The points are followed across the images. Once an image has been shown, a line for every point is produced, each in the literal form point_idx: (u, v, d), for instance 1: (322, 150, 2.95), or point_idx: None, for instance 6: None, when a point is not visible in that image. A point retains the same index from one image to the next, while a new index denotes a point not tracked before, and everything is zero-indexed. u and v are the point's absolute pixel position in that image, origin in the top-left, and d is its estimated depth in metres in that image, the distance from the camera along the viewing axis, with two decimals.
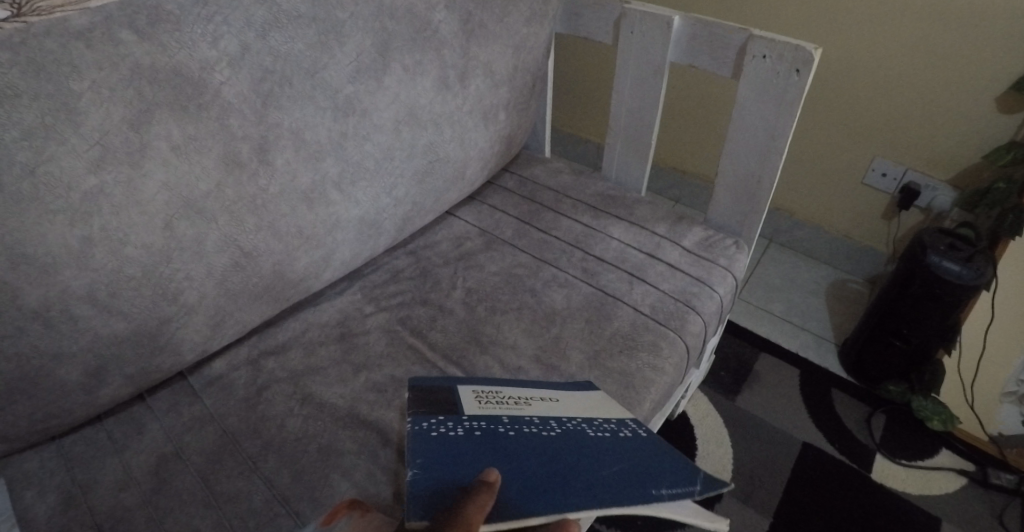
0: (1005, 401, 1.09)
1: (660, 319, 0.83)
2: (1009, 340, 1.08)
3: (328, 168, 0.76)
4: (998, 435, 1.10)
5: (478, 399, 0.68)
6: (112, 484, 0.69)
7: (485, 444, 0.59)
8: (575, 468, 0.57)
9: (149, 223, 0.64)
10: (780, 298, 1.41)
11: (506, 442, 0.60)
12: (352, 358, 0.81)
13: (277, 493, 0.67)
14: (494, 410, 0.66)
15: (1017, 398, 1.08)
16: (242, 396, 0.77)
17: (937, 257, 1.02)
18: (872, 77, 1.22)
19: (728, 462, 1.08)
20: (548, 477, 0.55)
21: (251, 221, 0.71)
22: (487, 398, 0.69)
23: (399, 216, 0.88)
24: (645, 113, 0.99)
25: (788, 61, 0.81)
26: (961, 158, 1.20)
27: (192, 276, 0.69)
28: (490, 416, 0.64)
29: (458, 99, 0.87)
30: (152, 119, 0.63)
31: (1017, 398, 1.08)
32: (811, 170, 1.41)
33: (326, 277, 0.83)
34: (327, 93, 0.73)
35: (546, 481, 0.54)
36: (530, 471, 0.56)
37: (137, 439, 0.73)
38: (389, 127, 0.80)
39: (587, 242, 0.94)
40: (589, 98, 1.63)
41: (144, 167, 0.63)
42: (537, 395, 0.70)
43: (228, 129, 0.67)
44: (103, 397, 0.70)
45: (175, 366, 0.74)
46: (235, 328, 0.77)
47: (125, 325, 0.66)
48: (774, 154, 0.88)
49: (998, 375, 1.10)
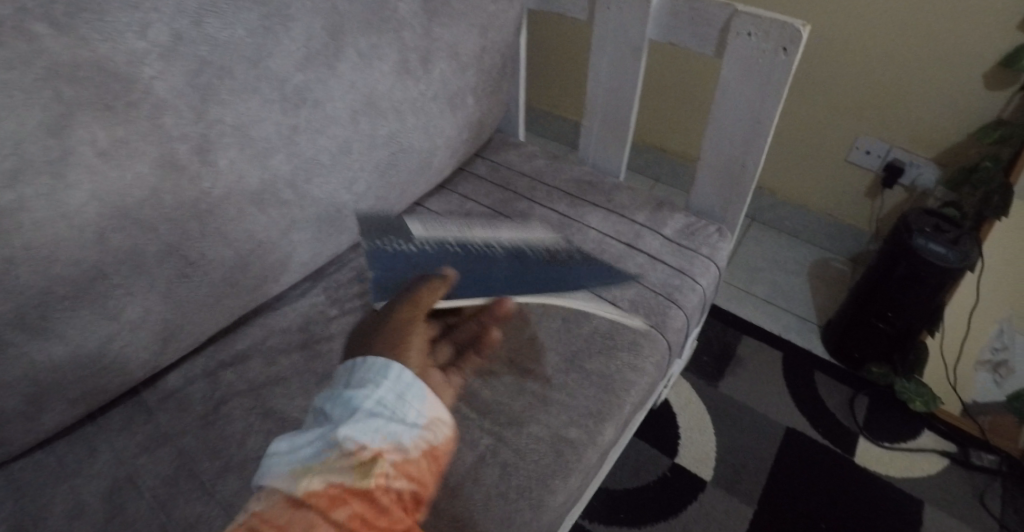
0: (980, 369, 1.14)
1: (639, 315, 0.80)
2: (991, 308, 1.15)
3: (279, 165, 0.70)
4: (972, 402, 1.12)
5: (424, 229, 0.80)
6: (64, 515, 0.65)
7: (439, 253, 0.75)
8: (506, 272, 0.74)
9: (80, 238, 0.58)
10: (762, 277, 1.39)
11: (452, 254, 0.76)
12: (316, 367, 0.76)
13: (238, 518, 0.64)
14: (437, 232, 0.80)
15: (992, 366, 1.13)
16: (200, 412, 0.73)
17: (923, 239, 1.00)
18: (857, 52, 1.17)
19: (710, 450, 1.07)
20: (484, 276, 0.73)
21: (196, 228, 0.65)
22: (433, 229, 0.81)
23: (363, 212, 0.82)
24: (623, 93, 0.93)
25: (774, 39, 0.75)
26: (946, 136, 1.17)
27: (134, 291, 0.63)
28: (441, 245, 0.77)
29: (422, 84, 0.81)
30: (75, 122, 0.56)
31: (992, 366, 1.13)
32: (794, 147, 1.37)
33: (285, 281, 0.78)
34: (274, 84, 0.67)
35: (484, 277, 0.72)
36: (470, 272, 0.73)
37: (89, 463, 0.69)
38: (346, 118, 0.74)
39: (563, 233, 0.90)
40: (565, 74, 1.55)
41: (68, 177, 0.56)
42: (467, 226, 0.84)
43: (163, 129, 0.61)
44: (46, 423, 0.65)
45: (123, 385, 0.69)
46: (187, 341, 0.72)
47: (63, 349, 0.61)
48: (759, 137, 0.84)
49: (976, 343, 1.14)
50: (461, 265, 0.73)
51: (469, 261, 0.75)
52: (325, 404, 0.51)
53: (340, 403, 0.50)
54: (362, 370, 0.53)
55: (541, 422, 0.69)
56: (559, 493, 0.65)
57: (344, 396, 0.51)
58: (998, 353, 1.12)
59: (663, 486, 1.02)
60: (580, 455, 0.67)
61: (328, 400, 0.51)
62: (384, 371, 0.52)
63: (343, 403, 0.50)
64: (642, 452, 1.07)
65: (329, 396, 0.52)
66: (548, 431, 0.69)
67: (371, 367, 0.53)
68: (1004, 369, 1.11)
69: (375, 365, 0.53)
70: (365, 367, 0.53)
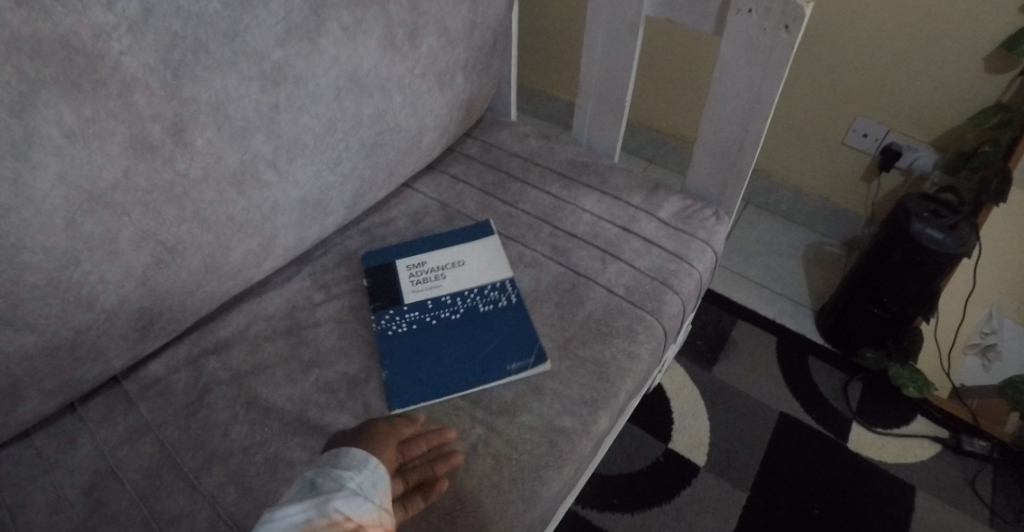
0: (968, 353, 1.12)
1: (634, 301, 0.78)
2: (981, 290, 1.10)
3: (259, 146, 0.67)
4: (961, 385, 1.11)
5: (410, 277, 0.81)
6: (43, 509, 0.63)
7: (419, 329, 0.75)
8: (464, 353, 0.73)
9: (48, 224, 0.55)
10: (757, 260, 1.38)
11: (424, 332, 0.75)
12: (301, 355, 0.74)
13: (222, 512, 0.62)
14: (421, 289, 0.80)
15: (980, 349, 1.11)
16: (182, 402, 0.71)
17: (920, 224, 0.98)
18: (857, 32, 1.14)
19: (704, 435, 1.06)
20: (445, 365, 0.72)
21: (172, 212, 0.62)
22: (416, 274, 0.81)
23: (349, 194, 0.79)
24: (619, 71, 0.90)
25: (776, 16, 0.73)
26: (945, 119, 1.15)
27: (108, 279, 0.61)
28: (418, 301, 0.78)
29: (410, 61, 0.77)
30: (38, 100, 0.53)
31: (979, 350, 1.11)
32: (791, 130, 1.34)
33: (269, 266, 0.75)
34: (252, 60, 0.63)
35: (443, 371, 0.71)
36: (438, 361, 0.72)
37: (69, 456, 0.67)
38: (329, 96, 0.70)
39: (557, 216, 0.87)
40: (559, 51, 1.51)
41: (33, 159, 0.53)
42: (449, 260, 0.82)
43: (134, 108, 0.58)
44: (21, 415, 0.63)
45: (101, 376, 0.67)
46: (167, 330, 0.69)
47: (35, 340, 0.58)
48: (759, 117, 0.81)
49: (965, 327, 1.12)
50: (426, 344, 0.74)
51: (442, 341, 0.74)
52: (304, 484, 0.51)
53: (325, 483, 0.50)
54: (345, 461, 0.53)
55: (534, 411, 0.68)
56: (553, 485, 0.64)
57: (327, 478, 0.51)
58: (986, 337, 1.10)
59: (656, 471, 1.02)
60: (573, 445, 0.66)
61: (308, 479, 0.51)
62: (367, 466, 0.54)
63: (328, 483, 0.50)
64: (635, 437, 1.06)
65: (310, 476, 0.52)
66: (540, 420, 0.67)
67: (355, 458, 0.54)
68: (993, 353, 1.09)
69: (359, 458, 0.54)
70: (348, 458, 0.54)
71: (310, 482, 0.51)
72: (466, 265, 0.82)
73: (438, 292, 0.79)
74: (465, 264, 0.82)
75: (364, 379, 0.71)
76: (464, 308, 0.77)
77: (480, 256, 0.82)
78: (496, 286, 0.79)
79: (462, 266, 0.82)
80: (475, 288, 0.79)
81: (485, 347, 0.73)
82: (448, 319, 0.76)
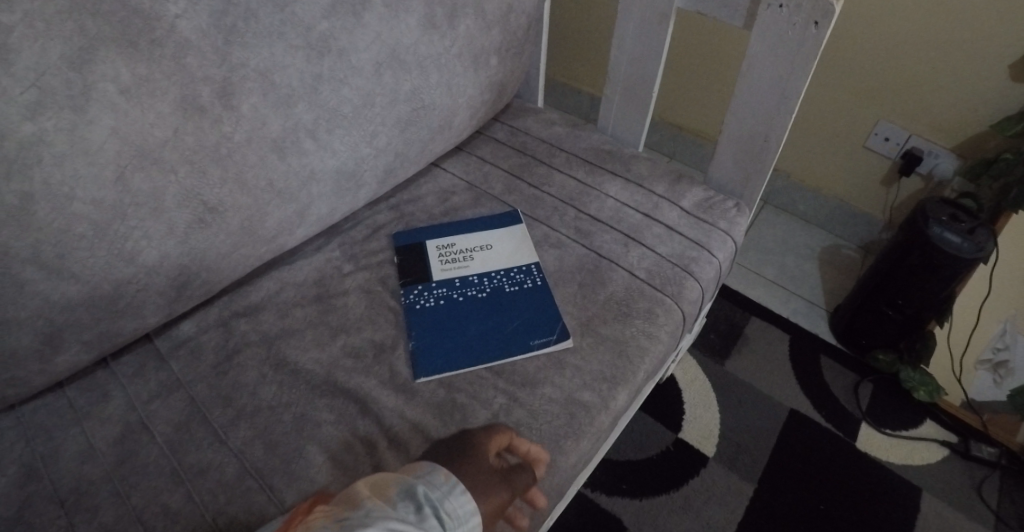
0: (980, 368, 1.12)
1: (655, 285, 0.80)
2: (995, 305, 1.11)
3: (301, 114, 0.69)
4: (975, 398, 1.11)
5: (440, 258, 0.82)
6: (77, 456, 0.65)
7: (446, 306, 0.78)
8: (490, 329, 0.75)
9: (99, 176, 0.57)
10: (772, 260, 1.39)
11: (453, 308, 0.77)
12: (330, 321, 0.76)
13: (249, 467, 0.64)
14: (449, 269, 0.82)
15: (992, 365, 1.10)
16: (213, 361, 0.73)
17: (939, 227, 0.99)
18: (882, 36, 1.15)
19: (714, 427, 1.08)
20: (472, 340, 0.74)
21: (215, 172, 0.65)
22: (446, 255, 0.83)
23: (381, 168, 0.81)
24: (648, 62, 0.91)
25: (806, 12, 0.74)
26: (968, 126, 1.16)
27: (151, 235, 0.63)
28: (446, 279, 0.80)
29: (447, 41, 0.79)
30: (96, 57, 0.55)
31: (992, 365, 1.10)
32: (812, 131, 1.36)
33: (302, 234, 0.77)
34: (298, 30, 0.66)
35: (469, 344, 0.74)
36: (465, 335, 0.75)
37: (101, 407, 0.69)
38: (369, 70, 0.72)
39: (581, 200, 0.89)
40: (586, 46, 1.53)
41: (89, 113, 0.55)
42: (476, 244, 0.84)
43: (186, 69, 0.60)
44: (60, 364, 0.65)
45: (137, 330, 0.69)
46: (202, 290, 0.71)
47: (79, 289, 0.60)
48: (784, 112, 0.82)
49: (978, 341, 1.12)
50: (454, 317, 0.76)
51: (469, 316, 0.77)
52: (413, 501, 0.50)
53: (432, 518, 0.49)
54: (453, 502, 0.52)
55: (554, 385, 0.70)
56: (571, 455, 0.65)
57: (435, 513, 0.50)
58: (998, 353, 1.10)
59: (666, 459, 1.03)
60: (592, 418, 0.68)
61: (420, 500, 0.50)
62: (469, 520, 0.52)
63: (434, 520, 0.49)
64: (646, 426, 1.07)
65: (422, 497, 0.51)
66: (560, 393, 0.69)
67: (462, 506, 0.52)
68: (1004, 370, 1.09)
69: (465, 506, 0.52)
70: (457, 501, 0.52)
71: (419, 506, 0.50)
72: (495, 248, 0.84)
73: (466, 271, 0.81)
74: (493, 247, 0.84)
75: (391, 346, 0.74)
76: (490, 288, 0.80)
77: (506, 242, 0.84)
78: (522, 268, 0.81)
79: (491, 248, 0.84)
80: (502, 270, 0.81)
81: (512, 325, 0.75)
82: (475, 297, 0.78)
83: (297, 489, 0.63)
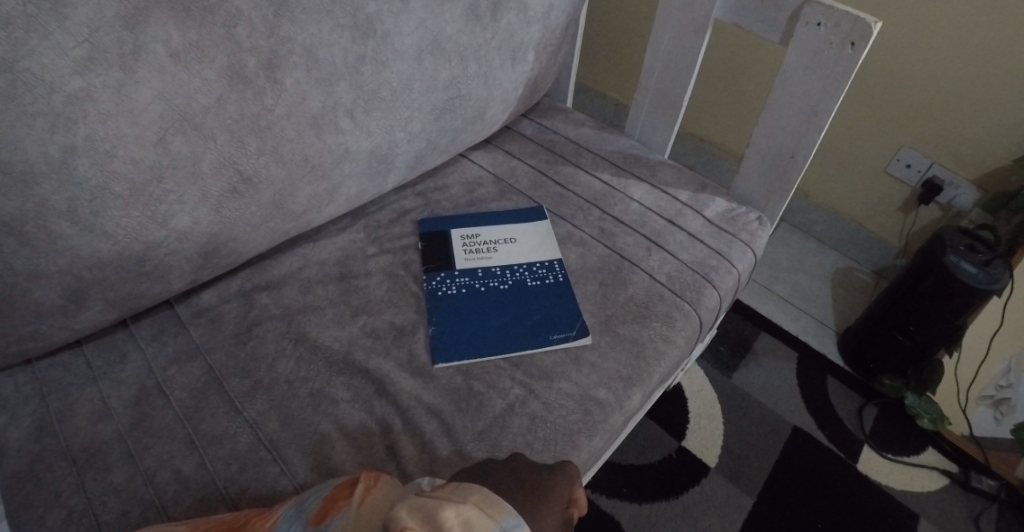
0: (981, 404, 1.10)
1: (675, 290, 0.80)
2: (1004, 342, 1.07)
3: (341, 93, 0.69)
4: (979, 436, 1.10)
5: (464, 248, 0.83)
6: (90, 416, 0.65)
7: (469, 296, 0.78)
8: (512, 321, 0.76)
9: (141, 136, 0.58)
10: (785, 279, 1.40)
11: (474, 298, 0.78)
12: (351, 301, 0.76)
13: (264, 438, 0.64)
14: (474, 261, 0.82)
15: (994, 402, 1.09)
16: (232, 332, 0.73)
17: (955, 256, 0.99)
18: (914, 64, 1.16)
19: (717, 439, 1.08)
20: (492, 331, 0.74)
21: (253, 143, 0.65)
22: (471, 245, 0.84)
23: (412, 153, 0.81)
24: (681, 71, 0.92)
25: (843, 32, 0.74)
26: (991, 158, 1.16)
27: (185, 201, 0.63)
28: (469, 269, 0.81)
29: (487, 32, 0.81)
30: (149, 18, 0.56)
31: (993, 402, 1.09)
32: (837, 153, 1.36)
33: (330, 212, 0.78)
34: (347, 10, 0.67)
35: (488, 335, 0.74)
36: (488, 326, 0.75)
37: (118, 368, 0.69)
38: (411, 55, 0.74)
39: (605, 201, 0.90)
40: (618, 54, 1.55)
41: (137, 73, 0.56)
42: (500, 236, 0.85)
43: (235, 39, 0.60)
44: (83, 323, 0.64)
45: (161, 294, 0.68)
46: (228, 259, 0.71)
47: (109, 248, 0.60)
48: (812, 131, 0.83)
49: (982, 378, 1.10)
50: (475, 307, 0.77)
51: (489, 308, 0.77)
52: None
53: None
54: None
55: (572, 380, 0.70)
56: (584, 450, 0.66)
57: None
58: (1001, 391, 1.07)
59: (669, 467, 1.03)
60: (606, 416, 0.68)
61: None
62: None
63: None
64: (651, 433, 1.08)
65: None
66: (577, 389, 0.70)
67: None
68: (1005, 408, 1.07)
69: None
70: None
71: None
72: (518, 241, 0.84)
73: (489, 263, 0.82)
74: (517, 240, 0.85)
75: (411, 330, 0.74)
76: (513, 280, 0.80)
77: (530, 237, 0.85)
78: (544, 263, 0.82)
79: (514, 241, 0.84)
80: (525, 264, 0.82)
81: (532, 318, 0.76)
82: (498, 288, 0.79)
83: (309, 464, 0.63)
